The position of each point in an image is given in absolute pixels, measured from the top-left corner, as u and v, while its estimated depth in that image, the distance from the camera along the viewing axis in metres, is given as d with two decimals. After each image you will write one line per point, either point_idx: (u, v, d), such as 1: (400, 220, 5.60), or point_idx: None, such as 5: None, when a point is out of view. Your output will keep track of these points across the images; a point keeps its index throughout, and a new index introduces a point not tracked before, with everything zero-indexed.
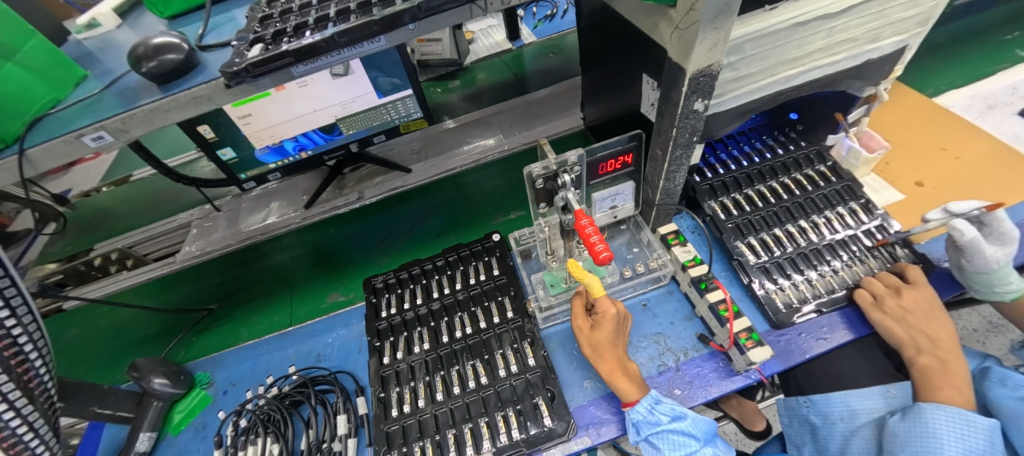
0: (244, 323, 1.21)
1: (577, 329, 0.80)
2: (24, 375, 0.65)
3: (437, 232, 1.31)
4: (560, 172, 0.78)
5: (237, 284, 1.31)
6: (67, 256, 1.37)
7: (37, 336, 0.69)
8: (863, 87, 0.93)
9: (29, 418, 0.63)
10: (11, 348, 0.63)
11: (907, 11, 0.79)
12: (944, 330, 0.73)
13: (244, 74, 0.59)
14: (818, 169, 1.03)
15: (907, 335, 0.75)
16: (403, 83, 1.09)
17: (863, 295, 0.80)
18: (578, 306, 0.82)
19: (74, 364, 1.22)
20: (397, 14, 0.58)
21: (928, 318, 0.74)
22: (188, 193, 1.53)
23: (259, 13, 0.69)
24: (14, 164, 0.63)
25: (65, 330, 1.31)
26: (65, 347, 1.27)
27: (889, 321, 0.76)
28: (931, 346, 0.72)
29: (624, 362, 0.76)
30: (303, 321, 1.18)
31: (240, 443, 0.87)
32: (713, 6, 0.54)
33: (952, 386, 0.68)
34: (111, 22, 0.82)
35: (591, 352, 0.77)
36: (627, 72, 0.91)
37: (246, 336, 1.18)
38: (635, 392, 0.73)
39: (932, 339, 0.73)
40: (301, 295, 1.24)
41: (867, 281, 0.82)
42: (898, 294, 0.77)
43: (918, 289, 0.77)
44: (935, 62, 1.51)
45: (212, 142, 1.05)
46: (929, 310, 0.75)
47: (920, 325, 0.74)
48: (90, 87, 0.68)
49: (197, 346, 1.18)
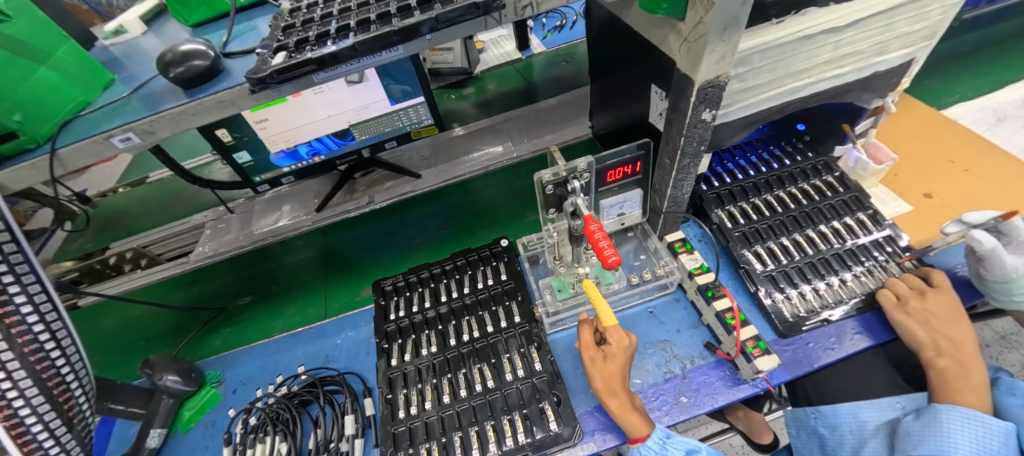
0: (281, 315, 1.22)
1: (586, 360, 0.77)
2: (61, 397, 0.66)
3: (469, 229, 1.31)
4: (570, 178, 0.79)
5: (268, 278, 1.32)
6: (82, 255, 1.40)
7: (69, 348, 0.71)
8: (870, 99, 0.94)
9: (54, 429, 0.63)
10: (36, 352, 0.64)
11: (914, 25, 0.80)
12: (967, 337, 0.72)
13: (269, 80, 0.61)
14: (825, 180, 1.04)
15: (928, 338, 0.74)
16: (415, 90, 1.12)
17: (887, 296, 0.81)
18: (585, 336, 0.79)
19: (100, 355, 1.24)
20: (415, 25, 0.60)
21: (953, 323, 0.74)
22: (203, 195, 1.56)
23: (282, 22, 0.71)
24: (45, 164, 0.66)
25: (95, 321, 1.34)
26: (94, 339, 1.29)
27: (911, 322, 0.76)
28: (951, 350, 0.72)
29: (632, 396, 0.75)
30: (338, 314, 1.18)
31: (249, 441, 0.88)
32: (722, 18, 0.56)
33: (970, 389, 0.67)
34: (138, 28, 0.86)
35: (602, 383, 0.74)
36: (635, 82, 0.92)
37: (281, 328, 1.19)
38: (646, 428, 0.72)
39: (954, 342, 0.72)
40: (337, 289, 1.24)
41: (893, 281, 0.83)
42: (923, 296, 0.78)
43: (942, 294, 0.77)
44: (945, 74, 1.50)
45: (229, 146, 1.08)
46: (953, 315, 0.75)
47: (942, 328, 0.74)
48: (117, 91, 0.71)
49: (234, 337, 1.19)
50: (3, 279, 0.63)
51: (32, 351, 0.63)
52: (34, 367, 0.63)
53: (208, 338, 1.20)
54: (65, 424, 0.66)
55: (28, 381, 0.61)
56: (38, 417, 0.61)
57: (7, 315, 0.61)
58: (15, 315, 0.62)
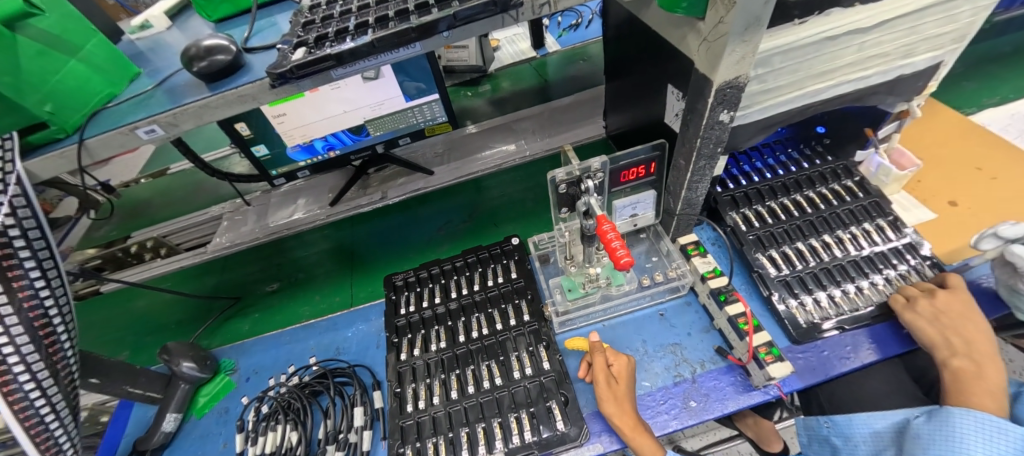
0: (307, 301, 1.25)
1: (596, 382, 0.77)
2: (52, 354, 0.68)
3: (495, 221, 1.32)
4: (583, 178, 0.79)
5: (293, 268, 1.35)
6: (105, 243, 1.44)
7: (66, 312, 0.73)
8: (895, 103, 0.92)
9: (53, 400, 0.67)
10: (48, 334, 0.68)
11: (943, 27, 0.77)
12: (984, 337, 0.70)
13: (289, 75, 0.62)
14: (844, 184, 1.01)
15: (940, 337, 0.72)
16: (429, 87, 1.12)
17: (897, 298, 0.80)
18: (597, 362, 0.78)
19: (131, 338, 1.28)
20: (432, 23, 0.60)
21: (965, 321, 0.72)
22: (222, 187, 1.60)
23: (302, 19, 0.72)
24: (74, 153, 0.68)
25: (129, 302, 1.38)
26: (125, 321, 1.33)
27: (921, 320, 0.75)
28: (966, 349, 0.70)
29: (639, 416, 0.75)
30: (365, 302, 1.21)
31: (262, 429, 0.90)
32: (743, 18, 0.55)
33: (985, 392, 0.65)
34: (162, 23, 0.88)
35: (613, 409, 0.74)
36: (652, 82, 0.91)
37: (309, 314, 1.22)
38: (655, 449, 0.71)
39: (967, 340, 0.70)
40: (363, 279, 1.26)
41: (903, 286, 0.82)
42: (932, 296, 0.77)
43: (955, 295, 0.75)
44: (974, 79, 1.45)
45: (247, 140, 1.10)
46: (966, 313, 0.73)
47: (954, 326, 0.72)
48: (143, 83, 0.73)
49: (260, 321, 1.22)
50: (26, 263, 0.66)
51: (45, 332, 0.67)
52: (42, 341, 0.66)
53: (238, 321, 1.24)
54: (49, 371, 0.67)
55: (37, 356, 0.65)
56: (42, 393, 0.65)
57: (21, 288, 0.64)
58: (29, 290, 0.65)
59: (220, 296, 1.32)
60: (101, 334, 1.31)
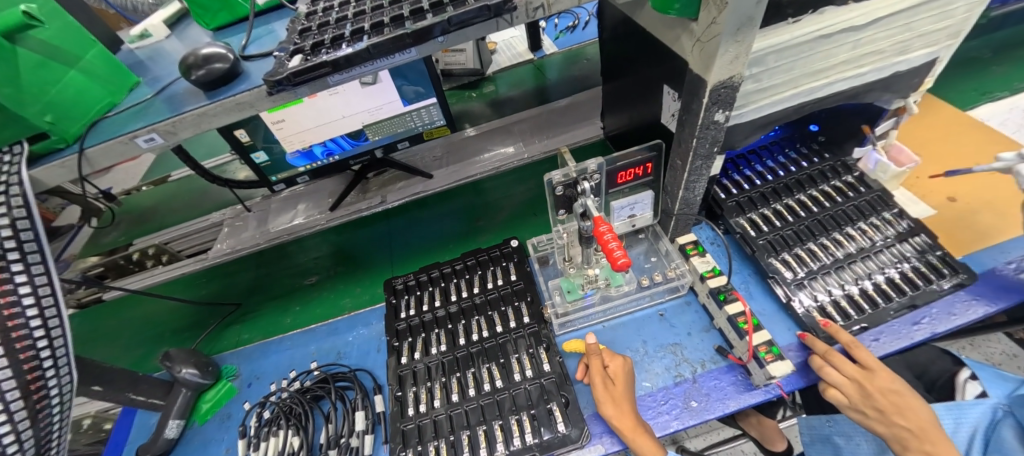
0: (349, 293, 1.25)
1: (595, 385, 0.77)
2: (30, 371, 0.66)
3: (522, 215, 1.32)
4: (580, 179, 0.79)
5: (313, 266, 1.36)
6: (106, 251, 1.45)
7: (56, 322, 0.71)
8: (891, 100, 0.92)
9: (19, 426, 0.64)
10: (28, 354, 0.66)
11: (937, 23, 0.78)
12: (925, 416, 0.65)
13: (285, 83, 0.62)
14: (844, 180, 1.02)
15: (890, 433, 0.66)
16: (428, 91, 1.13)
17: (835, 394, 0.72)
18: (595, 365, 0.78)
19: (139, 344, 1.29)
20: (428, 28, 0.61)
21: (908, 410, 0.66)
22: (223, 193, 1.61)
23: (298, 26, 0.73)
24: (74, 163, 0.68)
25: (145, 304, 1.40)
26: (131, 328, 1.34)
27: (869, 420, 0.68)
28: (919, 443, 0.64)
29: (640, 418, 0.75)
30: None
31: (263, 434, 0.91)
32: (735, 18, 0.55)
33: None
34: (161, 32, 0.89)
35: (613, 411, 0.74)
36: (647, 83, 0.92)
37: (351, 305, 1.21)
38: (654, 450, 0.71)
39: (915, 432, 0.64)
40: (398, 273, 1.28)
41: (825, 370, 0.73)
42: (863, 386, 0.69)
43: (878, 374, 0.69)
44: (976, 72, 1.44)
45: (247, 146, 1.10)
46: (905, 399, 0.67)
47: (901, 421, 0.65)
48: (142, 93, 0.74)
49: (303, 314, 1.22)
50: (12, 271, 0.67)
51: (20, 338, 0.67)
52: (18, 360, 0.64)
53: (266, 318, 1.24)
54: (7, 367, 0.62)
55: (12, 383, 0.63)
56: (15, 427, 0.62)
57: None
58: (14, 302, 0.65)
59: (223, 301, 1.33)
60: (124, 336, 1.33)
